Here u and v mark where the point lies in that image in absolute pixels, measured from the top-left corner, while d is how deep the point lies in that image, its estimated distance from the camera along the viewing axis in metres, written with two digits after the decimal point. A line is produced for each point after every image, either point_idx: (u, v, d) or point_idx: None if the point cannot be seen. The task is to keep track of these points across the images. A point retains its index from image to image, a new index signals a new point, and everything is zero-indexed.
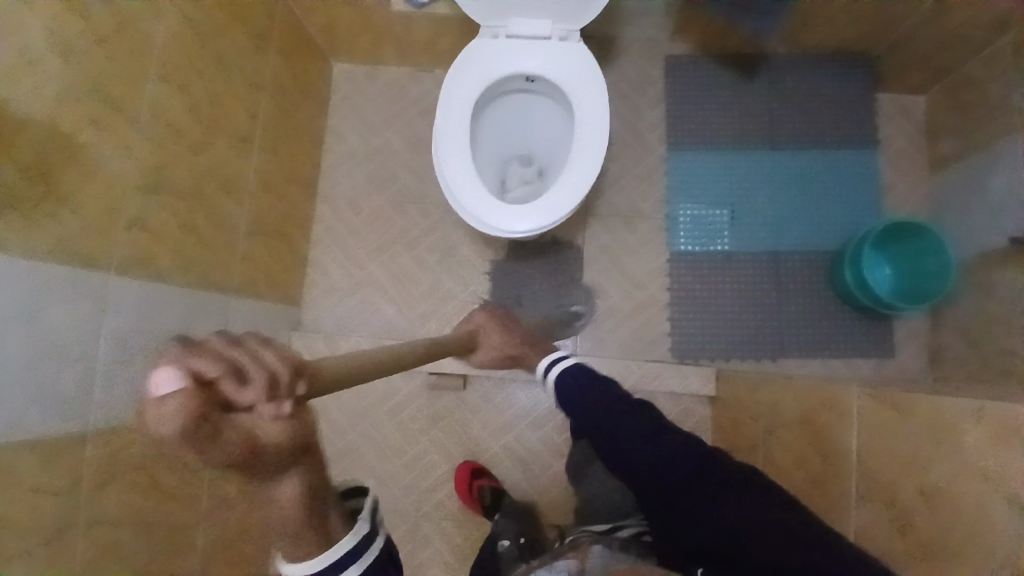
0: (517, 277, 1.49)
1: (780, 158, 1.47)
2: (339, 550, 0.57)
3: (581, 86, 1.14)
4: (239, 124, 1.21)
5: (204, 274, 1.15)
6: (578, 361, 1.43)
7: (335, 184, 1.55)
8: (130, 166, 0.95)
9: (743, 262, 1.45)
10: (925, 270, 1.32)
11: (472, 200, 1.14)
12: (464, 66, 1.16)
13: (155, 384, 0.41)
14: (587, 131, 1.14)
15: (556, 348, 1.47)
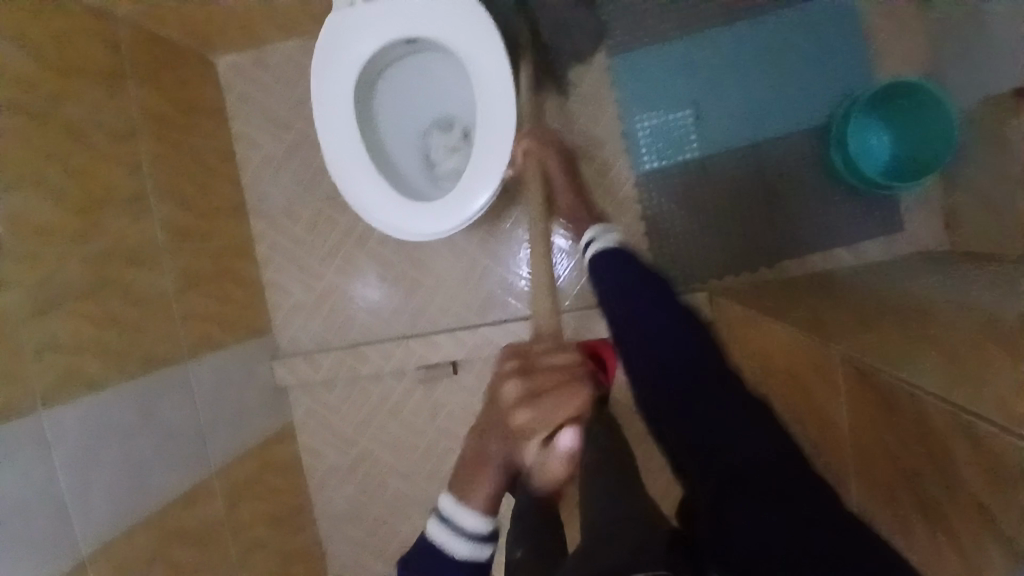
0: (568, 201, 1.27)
1: (734, 33, 1.26)
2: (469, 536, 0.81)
3: (475, 43, 0.98)
4: (127, 185, 1.10)
5: (145, 358, 1.09)
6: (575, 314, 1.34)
7: (264, 196, 1.42)
8: (9, 295, 0.86)
9: (718, 165, 1.29)
10: (923, 133, 1.16)
11: (392, 209, 1.01)
12: (333, 55, 0.99)
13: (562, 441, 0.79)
14: (497, 94, 0.99)
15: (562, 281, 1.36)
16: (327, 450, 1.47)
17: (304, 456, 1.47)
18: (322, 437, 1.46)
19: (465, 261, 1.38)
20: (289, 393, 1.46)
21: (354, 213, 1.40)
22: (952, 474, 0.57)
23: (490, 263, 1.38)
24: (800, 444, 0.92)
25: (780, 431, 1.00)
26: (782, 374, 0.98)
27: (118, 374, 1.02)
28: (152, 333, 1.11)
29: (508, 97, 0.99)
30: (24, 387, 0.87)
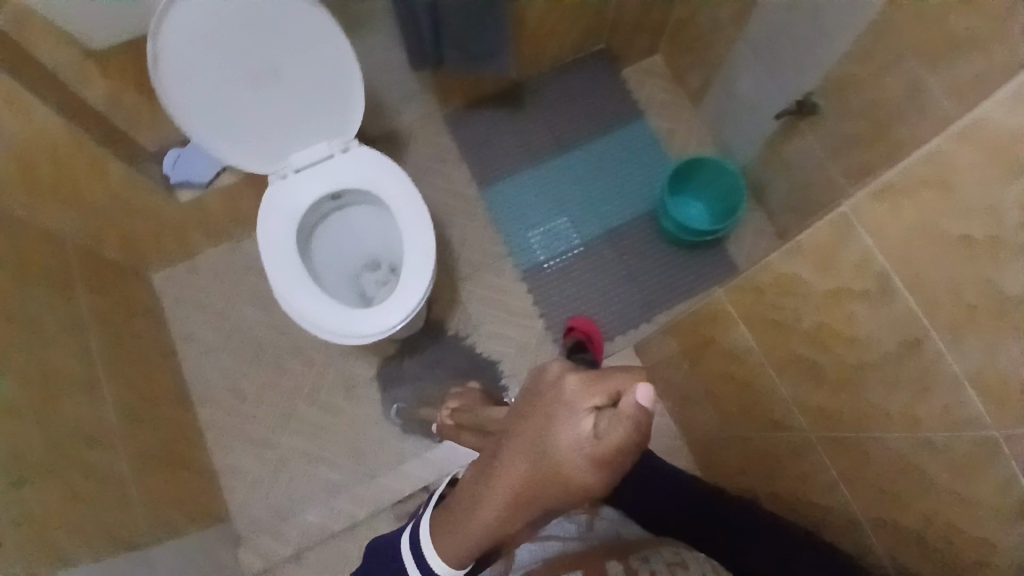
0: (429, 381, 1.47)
1: (575, 154, 1.64)
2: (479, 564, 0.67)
3: (387, 181, 1.23)
4: (84, 374, 1.16)
5: (115, 537, 1.05)
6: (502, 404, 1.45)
7: (209, 382, 1.48)
8: None
9: (600, 248, 1.57)
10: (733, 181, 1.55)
11: (342, 320, 1.15)
12: (272, 212, 1.20)
13: (641, 396, 0.56)
14: (413, 211, 1.22)
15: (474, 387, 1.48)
16: None
17: None
18: None
19: (411, 388, 1.47)
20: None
21: (299, 373, 1.49)
22: (824, 300, 0.75)
23: (398, 387, 1.47)
24: (737, 404, 1.06)
25: (722, 407, 1.13)
26: (697, 358, 1.14)
27: (91, 550, 0.98)
28: (117, 513, 1.08)
29: (422, 212, 1.22)
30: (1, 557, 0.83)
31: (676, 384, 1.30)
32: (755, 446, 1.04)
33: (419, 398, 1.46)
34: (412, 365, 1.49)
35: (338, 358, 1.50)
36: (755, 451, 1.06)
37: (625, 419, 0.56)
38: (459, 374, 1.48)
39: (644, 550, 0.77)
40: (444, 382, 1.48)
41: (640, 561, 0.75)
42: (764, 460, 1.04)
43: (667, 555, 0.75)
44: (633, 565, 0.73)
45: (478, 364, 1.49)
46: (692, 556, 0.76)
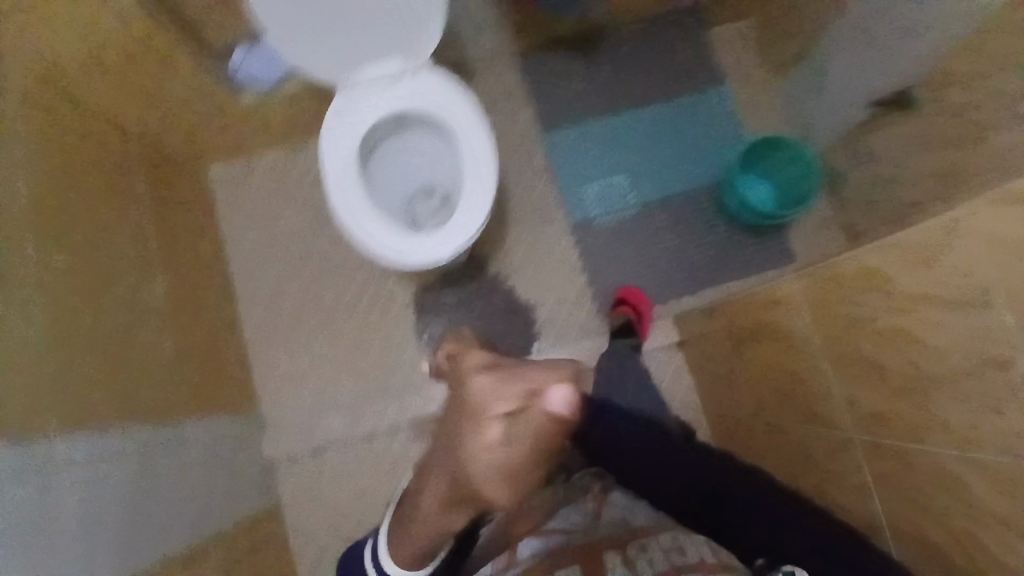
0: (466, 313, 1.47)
1: (647, 111, 1.57)
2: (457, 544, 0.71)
3: (453, 111, 1.20)
4: (135, 255, 1.18)
5: (151, 414, 1.09)
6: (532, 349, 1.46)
7: (249, 283, 1.50)
8: (41, 327, 0.90)
9: (656, 211, 1.52)
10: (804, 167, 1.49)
11: (393, 244, 1.14)
12: (338, 125, 1.18)
13: None
14: (473, 146, 1.19)
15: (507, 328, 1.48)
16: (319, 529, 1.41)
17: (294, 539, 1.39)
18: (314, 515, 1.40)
19: (446, 319, 1.48)
20: (276, 474, 1.42)
21: (338, 287, 1.50)
22: None
23: (434, 317, 1.48)
24: (775, 391, 1.04)
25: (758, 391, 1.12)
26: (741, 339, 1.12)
27: (127, 423, 1.02)
28: (155, 393, 1.12)
29: (484, 148, 1.19)
30: (47, 416, 0.87)
31: (711, 359, 1.28)
32: (785, 436, 1.03)
33: (452, 329, 1.48)
34: (449, 298, 1.49)
35: (376, 279, 1.51)
36: (784, 441, 1.05)
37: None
38: (496, 312, 1.48)
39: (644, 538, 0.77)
40: (480, 317, 1.48)
41: (639, 550, 0.75)
42: (792, 451, 1.02)
43: (663, 543, 0.74)
44: (633, 555, 0.73)
45: (516, 305, 1.49)
46: (689, 539, 0.75)
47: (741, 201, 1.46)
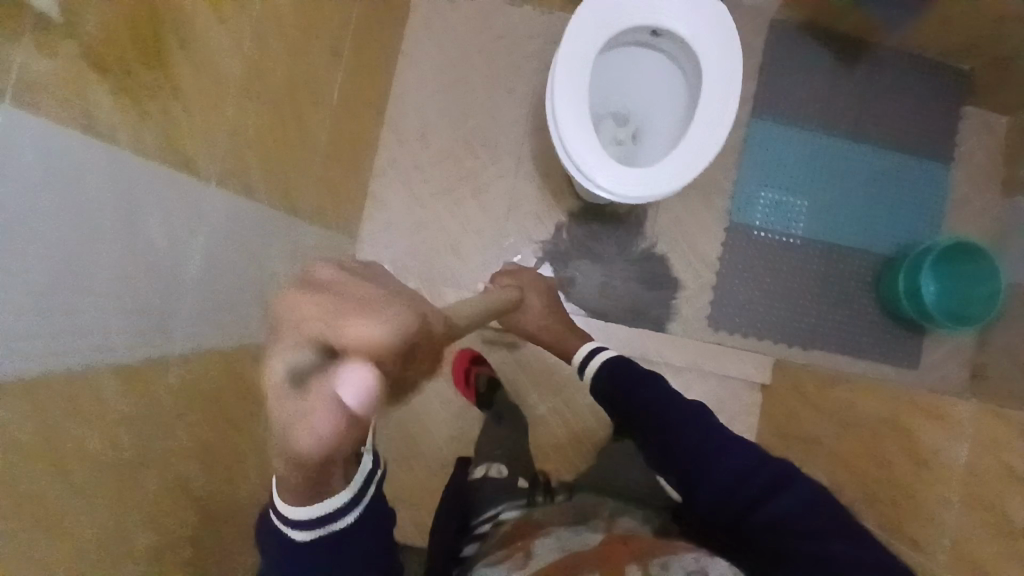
0: (595, 249, 1.42)
1: (861, 154, 1.45)
2: (331, 502, 0.63)
3: (707, 59, 1.06)
4: (335, 37, 1.11)
5: (283, 194, 1.05)
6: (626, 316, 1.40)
7: (404, 114, 1.43)
8: (240, 65, 0.84)
9: (815, 254, 1.42)
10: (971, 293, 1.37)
11: (594, 162, 1.05)
12: (587, 18, 1.05)
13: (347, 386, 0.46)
14: (704, 105, 1.06)
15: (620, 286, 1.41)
16: None
17: None
18: None
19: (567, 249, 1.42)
20: None
21: (483, 164, 1.44)
22: None
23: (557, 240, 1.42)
24: None
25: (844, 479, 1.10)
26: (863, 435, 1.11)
27: (264, 190, 0.98)
28: (295, 177, 1.08)
29: (715, 116, 1.05)
30: (210, 148, 0.83)
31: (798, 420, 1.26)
32: None
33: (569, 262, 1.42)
34: (578, 229, 1.43)
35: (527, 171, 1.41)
36: None
37: (325, 431, 0.48)
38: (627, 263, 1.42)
39: (662, 556, 0.63)
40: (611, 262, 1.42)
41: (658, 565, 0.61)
42: None
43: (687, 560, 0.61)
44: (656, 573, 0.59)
45: (640, 265, 1.42)
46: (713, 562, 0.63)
47: (908, 289, 1.37)
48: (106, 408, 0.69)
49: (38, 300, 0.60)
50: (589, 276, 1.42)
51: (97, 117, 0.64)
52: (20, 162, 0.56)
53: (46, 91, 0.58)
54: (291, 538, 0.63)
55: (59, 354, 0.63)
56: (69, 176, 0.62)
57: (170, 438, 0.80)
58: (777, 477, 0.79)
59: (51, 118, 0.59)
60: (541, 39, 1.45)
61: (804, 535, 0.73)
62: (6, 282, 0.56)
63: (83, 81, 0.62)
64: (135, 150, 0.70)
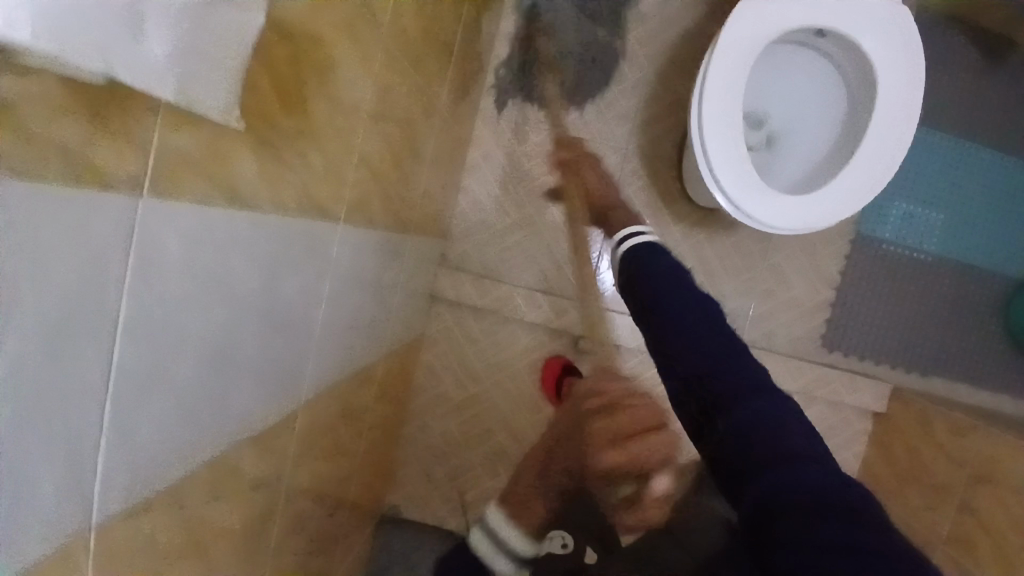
0: (702, 259, 1.30)
1: (1012, 163, 1.29)
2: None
3: (887, 74, 0.91)
4: (448, 31, 0.97)
5: (392, 215, 0.95)
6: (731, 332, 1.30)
7: (500, 105, 1.29)
8: (366, 91, 0.73)
9: (945, 273, 1.29)
10: None
11: (741, 187, 0.93)
12: (750, 14, 0.90)
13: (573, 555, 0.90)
14: (875, 129, 0.92)
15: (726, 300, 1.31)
16: (444, 378, 1.34)
17: (420, 375, 1.33)
18: (447, 363, 1.33)
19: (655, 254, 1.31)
20: (434, 306, 1.33)
21: (584, 159, 1.30)
22: None
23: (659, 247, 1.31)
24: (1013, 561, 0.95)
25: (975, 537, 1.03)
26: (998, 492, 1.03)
27: (378, 217, 0.89)
28: (403, 194, 0.98)
29: (885, 142, 0.92)
30: (336, 191, 0.73)
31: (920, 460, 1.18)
32: None
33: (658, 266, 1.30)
34: (686, 237, 1.31)
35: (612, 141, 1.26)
36: None
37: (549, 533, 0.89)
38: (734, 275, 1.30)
39: None
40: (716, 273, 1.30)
41: None
42: None
43: None
44: None
45: (751, 279, 1.31)
46: None
47: None
48: (237, 476, 0.67)
49: (179, 396, 0.55)
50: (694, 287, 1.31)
51: (241, 191, 0.54)
52: (171, 264, 0.48)
53: (196, 171, 0.48)
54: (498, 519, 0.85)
55: (195, 444, 0.58)
56: (219, 260, 0.54)
57: (281, 482, 0.79)
58: (762, 392, 0.70)
59: (200, 201, 0.49)
60: (658, 18, 1.27)
61: (771, 461, 0.61)
62: (150, 385, 0.51)
63: (229, 155, 0.51)
64: (273, 209, 0.60)
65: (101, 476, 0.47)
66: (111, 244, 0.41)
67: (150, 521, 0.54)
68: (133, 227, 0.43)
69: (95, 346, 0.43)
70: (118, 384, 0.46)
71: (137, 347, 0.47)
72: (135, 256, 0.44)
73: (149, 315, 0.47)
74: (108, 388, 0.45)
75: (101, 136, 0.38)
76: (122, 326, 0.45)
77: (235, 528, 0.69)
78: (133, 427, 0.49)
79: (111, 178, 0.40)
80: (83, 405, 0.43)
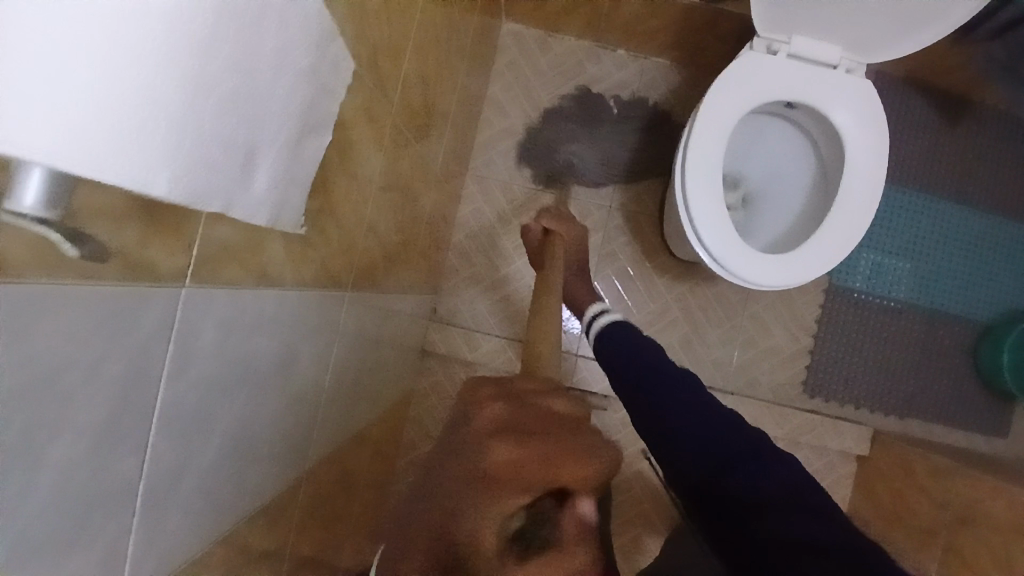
0: (687, 311, 1.35)
1: (966, 212, 1.38)
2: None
3: (858, 144, 0.98)
4: (445, 102, 1.03)
5: (393, 276, 0.98)
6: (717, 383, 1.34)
7: (489, 164, 1.33)
8: (378, 165, 0.77)
9: (913, 317, 1.37)
10: None
11: (723, 244, 0.99)
12: (728, 89, 0.98)
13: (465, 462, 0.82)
14: (848, 193, 0.98)
15: (711, 351, 1.35)
16: None
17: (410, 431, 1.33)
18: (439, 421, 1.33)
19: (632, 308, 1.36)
20: (425, 362, 1.33)
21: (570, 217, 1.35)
22: None
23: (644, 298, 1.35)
24: None
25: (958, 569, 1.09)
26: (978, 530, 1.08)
27: (381, 282, 0.92)
28: (404, 252, 1.00)
29: (853, 207, 0.98)
30: (350, 264, 0.76)
31: (903, 500, 1.22)
32: None
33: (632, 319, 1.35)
34: (668, 289, 1.36)
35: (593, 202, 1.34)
36: None
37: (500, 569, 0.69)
38: (715, 326, 1.35)
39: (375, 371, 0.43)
40: (698, 326, 1.35)
41: None
42: None
43: None
44: None
45: (733, 330, 1.35)
46: None
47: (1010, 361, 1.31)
48: (255, 555, 0.66)
49: (205, 483, 0.54)
50: (679, 339, 1.35)
51: (269, 269, 0.56)
52: (206, 350, 0.50)
53: (232, 256, 0.50)
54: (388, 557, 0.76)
55: (218, 530, 0.58)
56: (246, 340, 0.55)
57: (290, 556, 0.78)
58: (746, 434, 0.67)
59: (233, 285, 0.51)
60: (638, 85, 1.35)
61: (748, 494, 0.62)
62: (181, 477, 0.50)
63: (263, 239, 0.54)
64: (296, 284, 0.62)
65: (133, 570, 0.46)
66: (154, 342, 0.43)
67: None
68: (175, 318, 0.44)
69: (135, 446, 0.43)
70: (153, 477, 0.46)
71: (168, 438, 0.47)
72: (175, 346, 0.45)
73: (182, 404, 0.48)
74: (137, 491, 0.45)
75: (159, 240, 0.41)
76: (156, 418, 0.45)
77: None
78: (160, 520, 0.48)
79: (164, 272, 0.42)
80: (116, 508, 0.43)
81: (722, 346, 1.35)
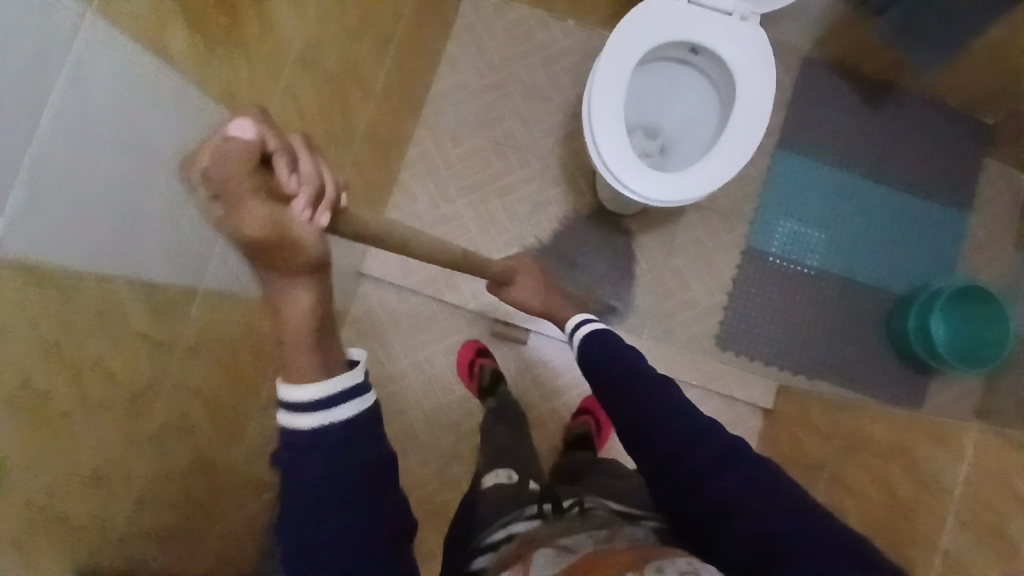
0: (613, 260, 1.44)
1: (881, 191, 1.48)
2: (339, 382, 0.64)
3: (752, 80, 1.10)
4: (388, 26, 1.18)
5: (324, 165, 1.11)
6: (636, 330, 1.42)
7: (440, 113, 1.47)
8: (297, 34, 0.91)
9: (827, 284, 1.44)
10: (977, 336, 1.36)
11: (619, 160, 1.10)
12: (631, 26, 1.11)
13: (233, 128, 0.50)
14: (738, 122, 1.09)
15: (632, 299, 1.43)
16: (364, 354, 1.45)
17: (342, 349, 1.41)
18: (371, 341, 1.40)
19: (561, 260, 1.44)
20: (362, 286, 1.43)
21: (510, 165, 1.47)
22: None
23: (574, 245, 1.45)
24: (868, 516, 1.03)
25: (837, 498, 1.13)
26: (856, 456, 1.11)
27: (306, 158, 1.04)
28: (335, 148, 1.12)
29: (742, 134, 1.09)
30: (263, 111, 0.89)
31: (798, 442, 1.27)
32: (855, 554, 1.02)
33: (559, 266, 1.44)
34: (598, 238, 1.45)
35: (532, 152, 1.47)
36: None
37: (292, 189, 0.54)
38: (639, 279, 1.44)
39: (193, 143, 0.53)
40: (621, 278, 1.44)
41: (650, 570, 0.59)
42: None
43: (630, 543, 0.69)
44: None
45: (654, 280, 1.44)
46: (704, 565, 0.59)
47: (918, 325, 1.37)
48: (123, 323, 0.75)
49: (86, 211, 0.66)
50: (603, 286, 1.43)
51: (170, 52, 0.71)
52: (99, 87, 0.63)
53: (134, 17, 0.65)
54: (302, 427, 0.63)
55: (94, 267, 0.69)
56: (139, 109, 0.68)
57: (181, 368, 0.89)
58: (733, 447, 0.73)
59: (132, 43, 0.66)
60: (580, 53, 1.49)
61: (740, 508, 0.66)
62: (64, 187, 0.62)
63: (165, 20, 0.69)
64: (196, 91, 0.76)
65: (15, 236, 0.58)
66: (56, 41, 0.57)
67: (33, 309, 0.62)
68: (77, 34, 0.59)
69: (28, 118, 0.56)
70: (37, 163, 0.58)
71: (59, 138, 0.60)
72: (75, 58, 0.59)
73: (69, 117, 0.60)
74: (26, 164, 0.57)
75: None
76: (47, 113, 0.58)
77: (119, 378, 0.77)
78: (44, 211, 0.60)
79: None
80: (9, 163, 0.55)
81: (643, 297, 1.43)
